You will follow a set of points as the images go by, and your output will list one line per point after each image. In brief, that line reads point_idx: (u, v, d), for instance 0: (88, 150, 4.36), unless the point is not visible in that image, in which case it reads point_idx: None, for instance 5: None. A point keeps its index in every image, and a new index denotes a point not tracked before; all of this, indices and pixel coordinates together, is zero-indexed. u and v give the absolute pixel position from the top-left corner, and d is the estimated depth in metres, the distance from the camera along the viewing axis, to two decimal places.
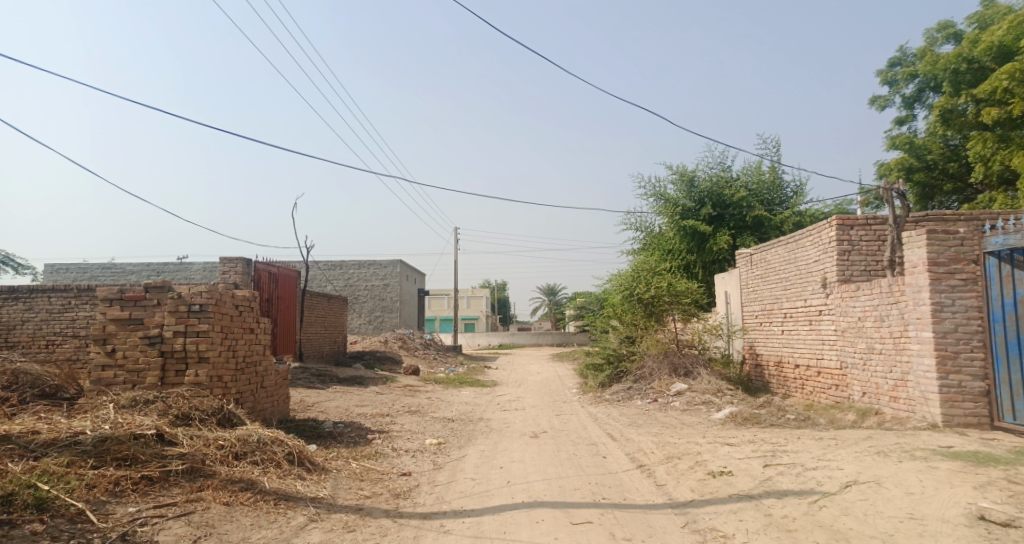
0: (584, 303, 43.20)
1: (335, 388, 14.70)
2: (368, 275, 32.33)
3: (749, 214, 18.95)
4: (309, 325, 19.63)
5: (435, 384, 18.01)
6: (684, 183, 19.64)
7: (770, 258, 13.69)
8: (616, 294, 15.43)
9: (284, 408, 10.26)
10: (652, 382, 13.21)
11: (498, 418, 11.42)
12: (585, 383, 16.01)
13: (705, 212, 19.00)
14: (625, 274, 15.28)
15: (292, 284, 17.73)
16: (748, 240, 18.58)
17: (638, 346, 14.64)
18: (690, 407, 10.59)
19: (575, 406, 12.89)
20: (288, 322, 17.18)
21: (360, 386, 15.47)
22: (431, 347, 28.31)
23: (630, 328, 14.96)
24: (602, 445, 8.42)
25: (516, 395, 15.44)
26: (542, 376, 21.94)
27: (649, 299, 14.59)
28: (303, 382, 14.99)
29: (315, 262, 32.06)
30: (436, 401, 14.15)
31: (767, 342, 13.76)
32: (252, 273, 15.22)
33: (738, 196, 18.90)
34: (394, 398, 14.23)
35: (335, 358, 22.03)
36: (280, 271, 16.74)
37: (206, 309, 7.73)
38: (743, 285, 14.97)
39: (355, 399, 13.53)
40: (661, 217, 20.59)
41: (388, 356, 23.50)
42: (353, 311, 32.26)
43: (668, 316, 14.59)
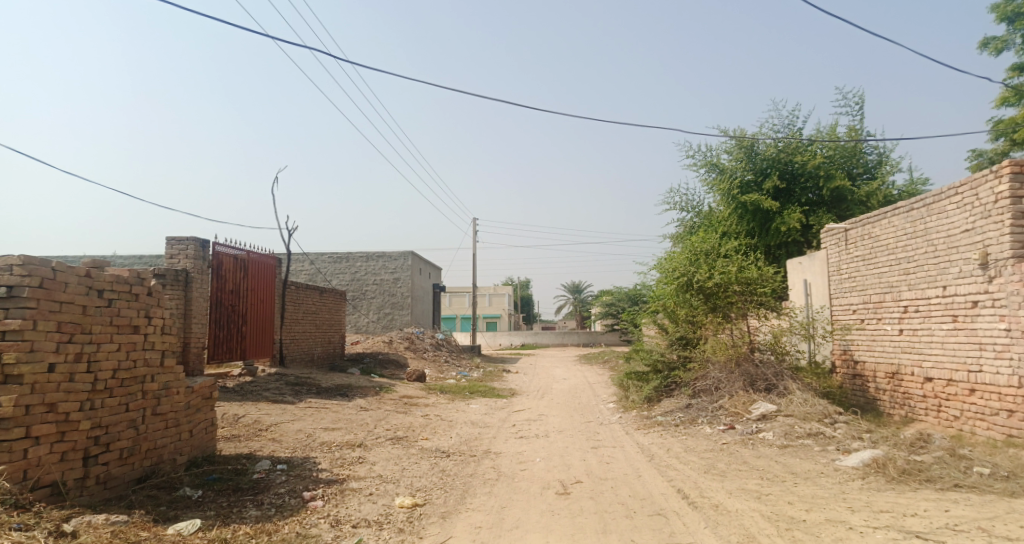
0: (613, 300, 39.81)
1: (307, 403, 11.58)
2: (376, 269, 29.34)
3: (826, 185, 15.37)
4: (293, 323, 16.61)
5: (440, 395, 14.80)
6: (742, 149, 16.21)
7: (879, 234, 10.24)
8: (666, 282, 12.08)
9: (205, 441, 7.09)
10: (720, 400, 9.82)
11: (514, 453, 8.17)
12: (625, 397, 12.65)
13: (770, 186, 15.59)
14: (679, 257, 11.91)
15: (269, 274, 14.71)
16: (824, 219, 15.05)
17: (696, 350, 11.29)
18: (791, 444, 7.18)
19: (617, 432, 9.64)
20: (261, 320, 14.20)
21: (344, 398, 12.37)
22: (443, 348, 25.15)
23: (686, 325, 11.67)
24: (675, 517, 5.12)
25: (537, 412, 12.19)
26: (568, 384, 18.65)
27: (710, 288, 11.24)
28: (269, 395, 11.90)
29: (318, 255, 29.19)
30: (434, 422, 10.93)
31: (873, 347, 10.33)
32: (209, 260, 12.20)
33: (812, 166, 15.44)
34: (381, 416, 11.06)
35: (329, 361, 19.01)
36: (251, 257, 13.84)
37: (19, 295, 4.74)
38: (835, 270, 11.54)
39: (327, 418, 10.37)
40: (712, 195, 17.22)
41: (392, 359, 20.45)
42: (360, 308, 29.29)
43: (738, 312, 11.21)
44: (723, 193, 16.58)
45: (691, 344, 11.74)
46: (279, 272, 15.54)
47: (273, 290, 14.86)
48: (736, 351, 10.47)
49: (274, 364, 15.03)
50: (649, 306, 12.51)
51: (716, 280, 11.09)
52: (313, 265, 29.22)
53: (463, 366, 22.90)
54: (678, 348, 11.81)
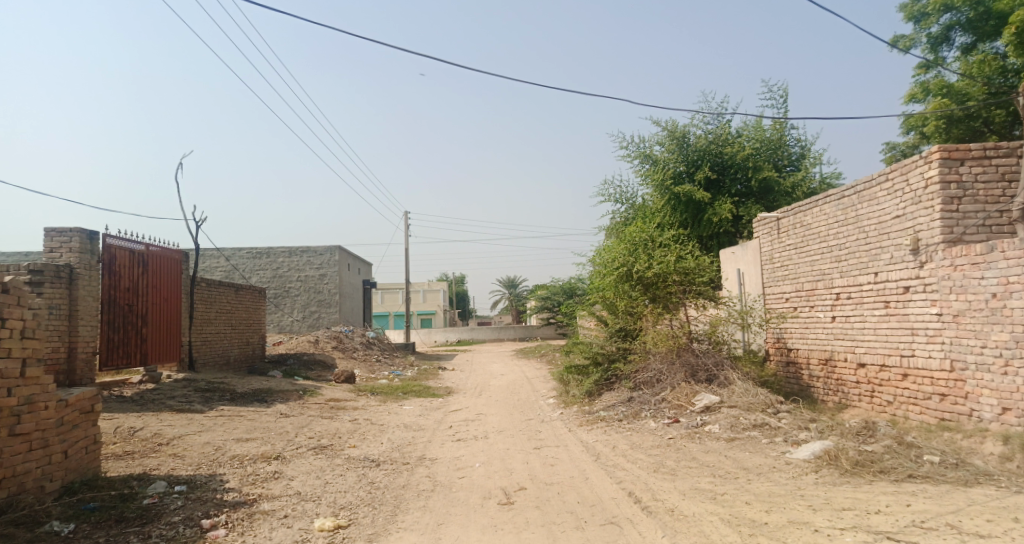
0: (547, 294, 39.62)
1: (221, 411, 10.56)
2: (301, 265, 27.95)
3: (755, 175, 15.39)
4: (206, 324, 15.37)
5: (369, 396, 13.96)
6: (674, 140, 16.08)
7: (811, 221, 10.15)
8: (604, 273, 11.75)
9: (83, 463, 6.18)
10: (661, 392, 9.53)
11: (448, 458, 7.55)
12: (564, 392, 12.24)
13: (702, 176, 15.52)
14: (616, 247, 11.60)
15: (174, 271, 13.56)
16: (754, 209, 15.10)
17: (636, 342, 10.99)
18: (739, 437, 6.90)
19: (558, 430, 9.18)
20: (165, 320, 13.06)
21: (262, 405, 11.39)
22: (374, 347, 24.16)
23: (626, 317, 11.38)
24: (628, 525, 4.67)
25: (473, 411, 11.59)
26: (505, 380, 18.13)
27: (648, 278, 11.01)
28: (177, 404, 10.80)
29: (238, 251, 27.58)
30: (362, 427, 10.17)
31: (805, 335, 10.28)
32: (99, 255, 11.05)
33: (741, 156, 15.46)
34: (303, 422, 10.19)
35: (248, 364, 17.79)
36: (153, 252, 12.73)
37: None
38: (768, 259, 11.45)
39: (241, 428, 9.43)
40: (645, 186, 17.07)
41: (319, 360, 19.37)
42: (284, 307, 27.84)
43: (677, 302, 11.00)
44: (656, 185, 16.42)
45: (631, 335, 11.49)
46: (187, 268, 14.35)
47: (178, 288, 13.71)
48: (677, 340, 10.23)
49: (181, 369, 13.87)
50: (586, 297, 12.16)
51: (657, 270, 10.89)
52: (231, 262, 27.55)
53: (395, 365, 22.02)
54: (617, 340, 11.52)
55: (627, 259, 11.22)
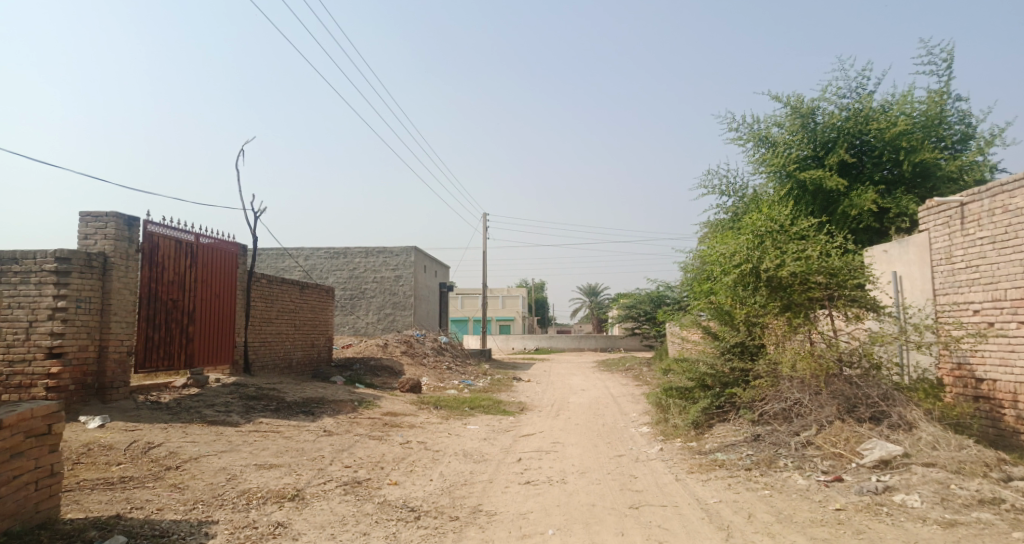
0: (633, 302, 37.11)
1: (256, 425, 9.01)
2: (377, 265, 26.86)
3: (907, 156, 12.52)
4: (265, 323, 14.10)
5: (432, 411, 12.19)
6: (799, 117, 13.42)
7: (1022, 206, 7.43)
8: (727, 272, 9.33)
9: (26, 505, 4.54)
10: (804, 432, 7.09)
11: (516, 515, 5.51)
12: (662, 419, 9.95)
13: (836, 159, 12.83)
14: (738, 241, 9.16)
15: (228, 263, 12.17)
16: (907, 200, 12.22)
17: (763, 362, 8.54)
18: (962, 524, 4.54)
19: (662, 474, 6.94)
20: (213, 320, 11.59)
21: (305, 418, 9.77)
22: (447, 353, 22.55)
23: (743, 328, 9.16)
24: None
25: (551, 438, 9.51)
26: (587, 396, 15.98)
27: (781, 280, 8.49)
28: (209, 413, 9.31)
29: (314, 250, 26.90)
30: (415, 453, 8.30)
31: (1009, 361, 7.56)
32: (138, 243, 9.70)
33: (889, 132, 12.54)
34: (347, 443, 8.46)
35: (311, 367, 16.54)
36: (203, 241, 11.28)
37: None
38: (943, 259, 8.75)
39: (270, 448, 7.77)
40: (761, 173, 14.51)
41: (385, 366, 17.92)
42: (358, 308, 26.78)
43: (819, 309, 8.35)
44: (774, 171, 13.86)
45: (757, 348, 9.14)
46: (245, 261, 12.94)
47: (235, 282, 12.37)
48: (826, 364, 7.57)
49: (235, 372, 12.53)
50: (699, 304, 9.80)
51: (792, 269, 8.35)
52: (309, 261, 26.89)
53: (467, 374, 20.27)
54: (735, 357, 9.20)
55: (751, 254, 8.80)
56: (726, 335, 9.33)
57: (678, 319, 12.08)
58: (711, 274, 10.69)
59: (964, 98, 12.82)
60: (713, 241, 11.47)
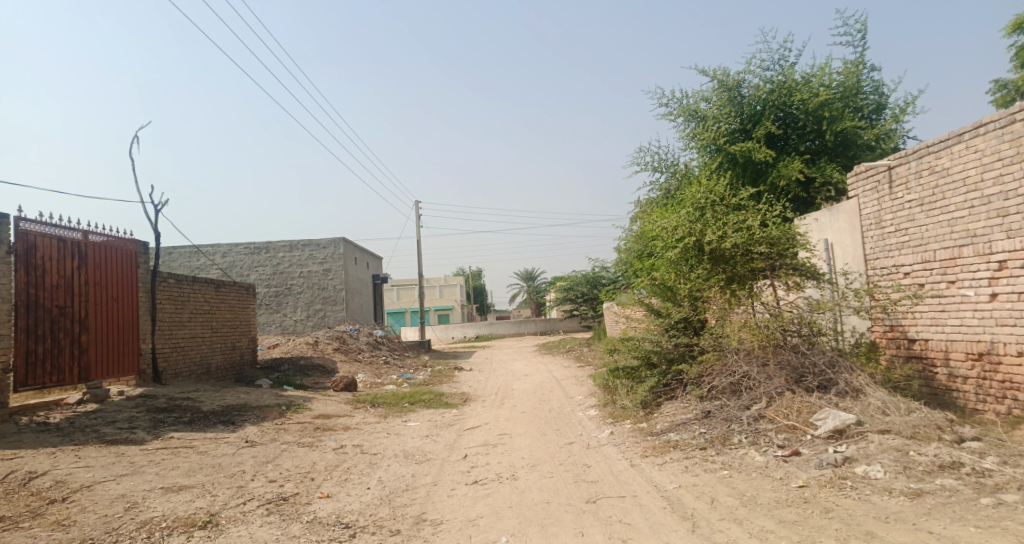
0: (570, 285, 37.12)
1: (167, 442, 8.08)
2: (303, 260, 25.60)
3: (829, 126, 12.55)
4: (176, 327, 13.00)
5: (368, 410, 11.48)
6: (725, 91, 13.31)
7: (950, 166, 7.41)
8: (670, 248, 9.06)
9: None
10: (755, 406, 6.86)
11: (460, 523, 4.96)
12: (608, 402, 9.62)
13: (762, 131, 12.76)
14: (678, 215, 8.82)
15: (125, 263, 11.11)
16: (831, 169, 12.31)
17: (708, 337, 8.34)
18: (930, 493, 4.31)
19: (615, 462, 6.55)
20: (109, 326, 10.54)
21: (225, 430, 8.89)
22: (383, 347, 21.70)
23: (687, 301, 8.91)
24: None
25: (495, 430, 9.01)
26: (530, 382, 15.60)
27: (724, 252, 8.30)
28: (111, 433, 8.30)
29: (235, 247, 25.40)
30: (348, 458, 7.62)
31: (941, 322, 7.54)
32: (11, 244, 8.59)
33: (812, 102, 12.53)
34: (271, 454, 7.68)
35: (235, 372, 15.44)
36: (91, 240, 10.18)
37: None
38: (873, 224, 8.69)
39: (181, 468, 6.92)
40: (692, 148, 14.39)
41: (317, 365, 16.98)
42: (286, 305, 25.48)
43: (761, 282, 8.20)
44: (705, 145, 13.73)
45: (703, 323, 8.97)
46: (147, 260, 11.87)
47: (135, 283, 11.33)
48: (772, 335, 7.47)
49: (142, 382, 11.49)
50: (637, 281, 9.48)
51: (734, 240, 8.14)
52: (228, 258, 25.38)
53: (405, 367, 19.52)
54: (678, 333, 8.89)
55: (691, 227, 8.47)
56: (671, 310, 8.94)
57: (619, 299, 11.86)
58: (652, 249, 10.44)
59: (880, 67, 12.94)
60: (649, 216, 11.15)
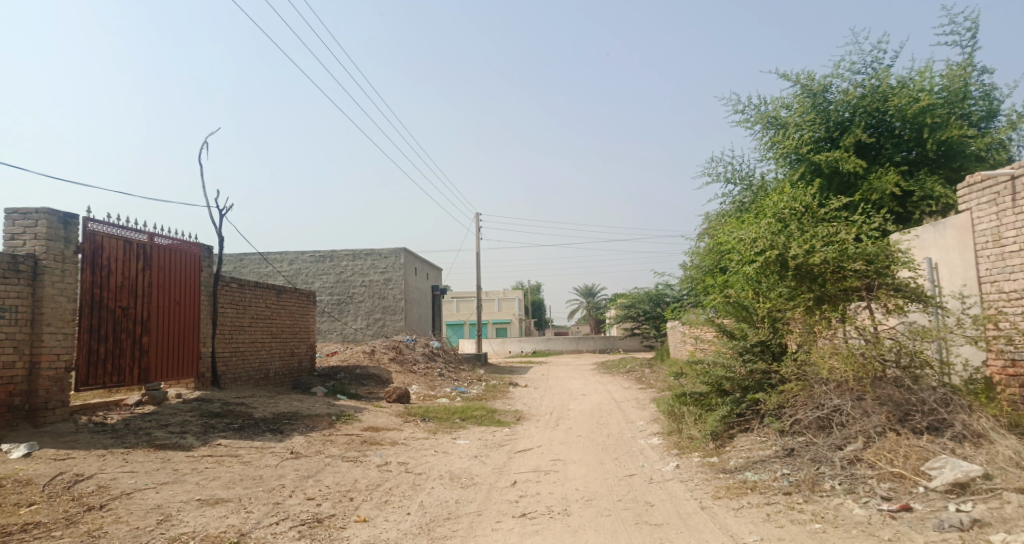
0: (632, 302, 36.07)
1: (213, 449, 7.83)
2: (365, 269, 25.71)
3: (931, 134, 11.46)
4: (237, 331, 12.95)
5: (418, 424, 11.06)
6: (809, 97, 12.40)
7: None
8: (749, 263, 8.26)
9: None
10: (849, 446, 6.00)
11: None
12: (675, 430, 8.83)
13: (853, 139, 11.76)
14: (760, 226, 8.03)
15: (190, 267, 10.99)
16: (932, 182, 11.21)
17: (791, 363, 7.46)
18: None
19: (685, 501, 5.82)
20: (173, 329, 10.42)
21: (272, 438, 8.61)
22: (439, 358, 21.40)
23: (760, 321, 8.27)
24: None
25: (551, 455, 8.38)
26: (589, 402, 14.87)
27: (812, 269, 7.40)
28: (159, 436, 8.13)
29: (300, 253, 25.78)
30: (392, 477, 7.14)
31: None
32: (77, 243, 8.59)
33: (910, 108, 11.47)
34: (313, 468, 7.30)
35: (291, 378, 15.38)
36: (158, 242, 10.12)
37: None
38: (991, 241, 7.66)
39: (221, 478, 6.61)
40: (771, 159, 13.44)
41: (372, 375, 16.78)
42: (346, 313, 25.60)
43: (854, 304, 7.26)
44: (785, 155, 12.79)
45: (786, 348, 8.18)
46: (210, 263, 11.79)
47: (199, 286, 11.20)
48: (873, 364, 6.48)
49: (201, 386, 11.39)
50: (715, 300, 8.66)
51: (824, 255, 7.25)
52: (293, 266, 25.78)
53: (460, 380, 19.10)
54: (752, 357, 8.14)
55: (772, 239, 7.61)
56: (743, 331, 8.30)
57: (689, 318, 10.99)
58: (728, 264, 9.63)
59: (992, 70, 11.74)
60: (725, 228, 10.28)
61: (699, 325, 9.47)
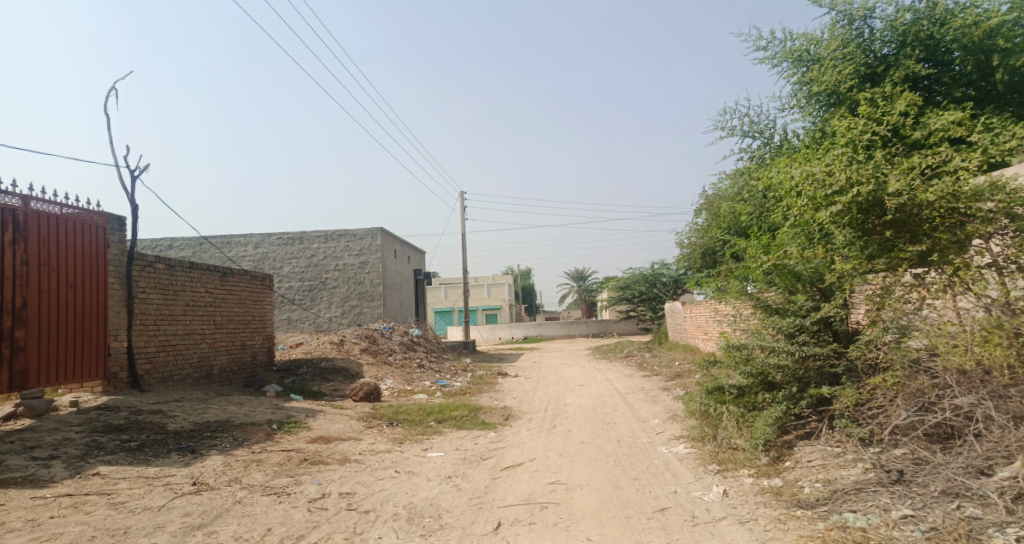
0: (626, 283, 34.13)
1: (82, 484, 5.66)
2: (338, 252, 23.43)
3: (1000, 61, 9.34)
4: (165, 322, 10.77)
5: (382, 432, 8.95)
6: (846, 25, 10.38)
7: None
8: (818, 210, 6.20)
9: None
10: (1002, 472, 4.01)
11: None
12: (707, 436, 6.79)
13: (903, 72, 9.75)
14: (833, 163, 6.01)
15: (90, 243, 8.76)
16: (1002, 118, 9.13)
17: (878, 351, 5.49)
18: None
19: None
20: (64, 321, 8.23)
21: (175, 463, 6.44)
22: (419, 348, 19.32)
23: (812, 291, 6.49)
24: None
25: (548, 475, 6.29)
26: (588, 395, 12.86)
27: (915, 212, 5.35)
28: (12, 466, 5.94)
29: (267, 237, 23.48)
30: (322, 522, 5.00)
31: None
32: None
33: (972, 29, 9.39)
34: (212, 511, 5.14)
35: (244, 375, 13.21)
36: (38, 211, 7.87)
37: None
38: None
39: (61, 538, 4.45)
40: (801, 103, 11.37)
41: (339, 369, 14.65)
42: (320, 301, 23.38)
43: (974, 254, 5.10)
44: (819, 97, 10.77)
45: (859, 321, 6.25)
46: (121, 236, 9.55)
47: (103, 264, 9.01)
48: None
49: (111, 390, 9.30)
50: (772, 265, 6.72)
51: (938, 190, 5.15)
52: (259, 250, 23.42)
53: (442, 372, 16.99)
54: (805, 338, 6.30)
55: (859, 170, 5.62)
56: (796, 299, 6.46)
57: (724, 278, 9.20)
58: (786, 223, 7.58)
59: None
60: (776, 169, 8.53)
61: (721, 299, 7.62)
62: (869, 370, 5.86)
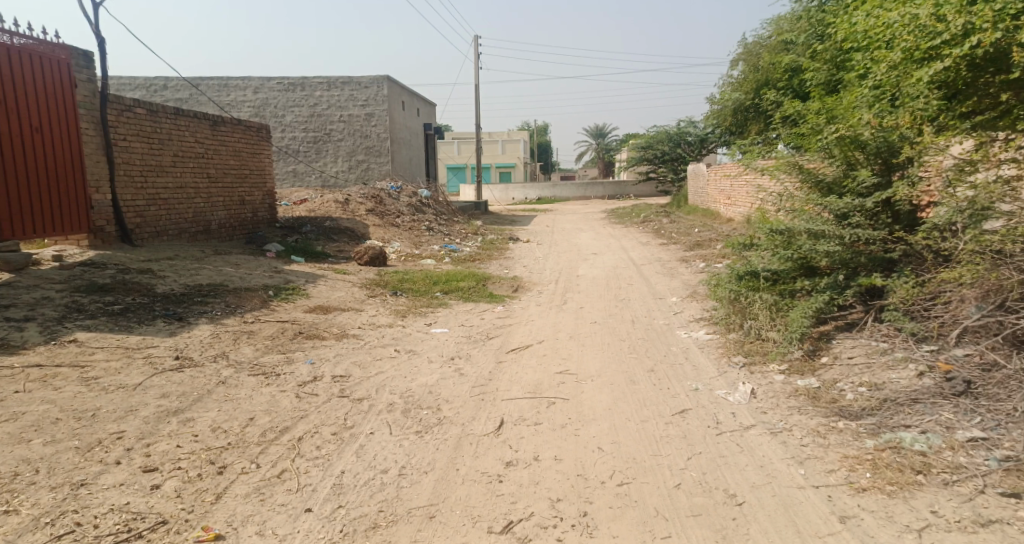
0: (648, 143, 32.56)
1: (55, 352, 5.23)
2: (342, 101, 22.08)
3: None
4: (152, 174, 10.07)
5: (385, 303, 8.52)
6: None
7: None
8: (927, 75, 5.71)
9: None
10: None
11: None
12: (733, 323, 6.22)
13: None
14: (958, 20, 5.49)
15: (53, 79, 7.81)
16: None
17: (963, 246, 4.73)
18: None
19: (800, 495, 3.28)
20: (35, 167, 7.52)
21: (159, 332, 6.01)
22: (429, 210, 18.69)
23: (874, 165, 5.70)
24: None
25: (558, 361, 5.83)
26: (603, 265, 12.34)
27: None
28: None
29: (267, 81, 21.83)
30: (311, 412, 4.58)
31: None
32: None
33: None
34: (191, 393, 4.69)
35: (245, 232, 12.71)
36: None
37: None
38: None
39: (22, 418, 4.03)
40: None
41: (345, 230, 14.13)
42: (325, 154, 22.41)
43: None
44: None
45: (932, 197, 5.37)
46: (90, 75, 8.68)
47: (74, 106, 8.17)
48: None
49: (100, 244, 8.85)
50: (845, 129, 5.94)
51: None
52: (259, 95, 21.85)
53: (451, 235, 16.47)
54: (861, 220, 5.56)
55: (979, 17, 5.28)
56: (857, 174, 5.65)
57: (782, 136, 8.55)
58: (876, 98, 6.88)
59: None
60: (861, 14, 7.70)
61: (761, 168, 6.79)
62: (938, 261, 5.13)
